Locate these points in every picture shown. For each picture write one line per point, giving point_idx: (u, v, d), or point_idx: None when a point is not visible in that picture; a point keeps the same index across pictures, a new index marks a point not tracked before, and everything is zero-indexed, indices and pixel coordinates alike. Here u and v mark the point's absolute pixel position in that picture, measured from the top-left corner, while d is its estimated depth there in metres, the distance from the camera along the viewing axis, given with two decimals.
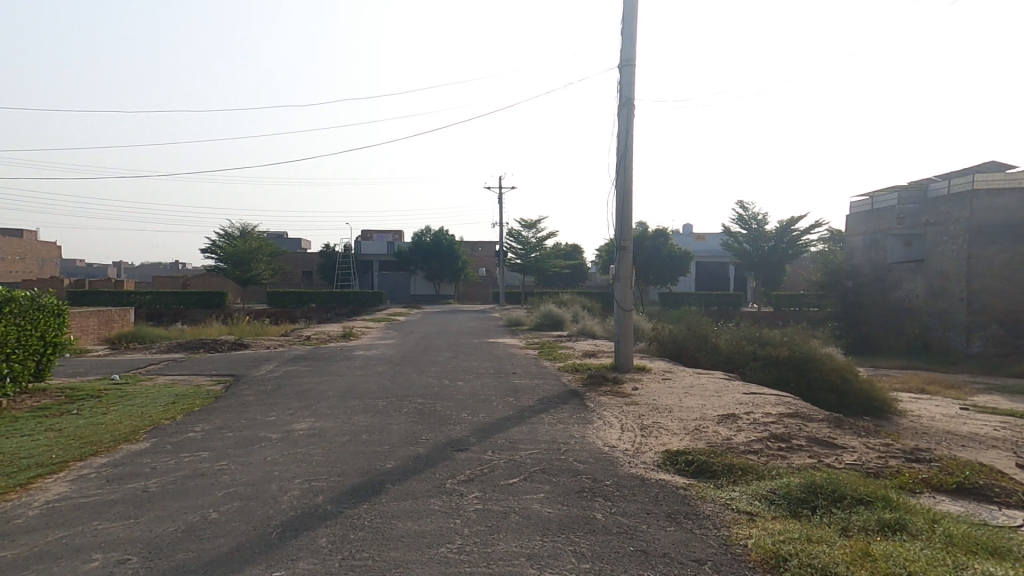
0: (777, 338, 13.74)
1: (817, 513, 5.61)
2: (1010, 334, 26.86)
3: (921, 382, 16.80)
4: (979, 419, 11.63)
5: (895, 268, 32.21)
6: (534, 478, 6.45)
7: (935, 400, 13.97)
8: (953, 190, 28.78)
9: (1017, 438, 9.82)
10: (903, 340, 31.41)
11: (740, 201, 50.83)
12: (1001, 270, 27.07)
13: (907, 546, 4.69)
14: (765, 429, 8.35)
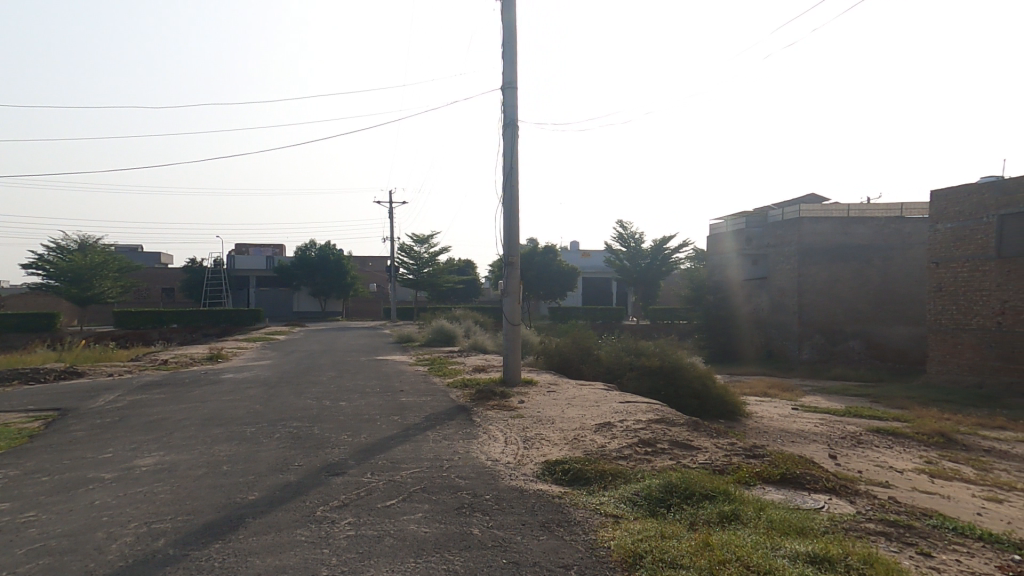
0: (651, 349, 14.94)
1: (671, 511, 6.21)
2: (829, 342, 31.58)
3: (765, 387, 19.18)
4: (807, 417, 13.55)
5: (745, 284, 36.49)
6: (413, 498, 6.40)
7: (775, 401, 16.04)
8: (787, 217, 33.41)
9: (831, 431, 11.59)
10: (754, 348, 35.45)
11: (619, 220, 54.58)
12: (824, 287, 31.76)
13: (738, 533, 5.35)
14: (634, 434, 9.03)
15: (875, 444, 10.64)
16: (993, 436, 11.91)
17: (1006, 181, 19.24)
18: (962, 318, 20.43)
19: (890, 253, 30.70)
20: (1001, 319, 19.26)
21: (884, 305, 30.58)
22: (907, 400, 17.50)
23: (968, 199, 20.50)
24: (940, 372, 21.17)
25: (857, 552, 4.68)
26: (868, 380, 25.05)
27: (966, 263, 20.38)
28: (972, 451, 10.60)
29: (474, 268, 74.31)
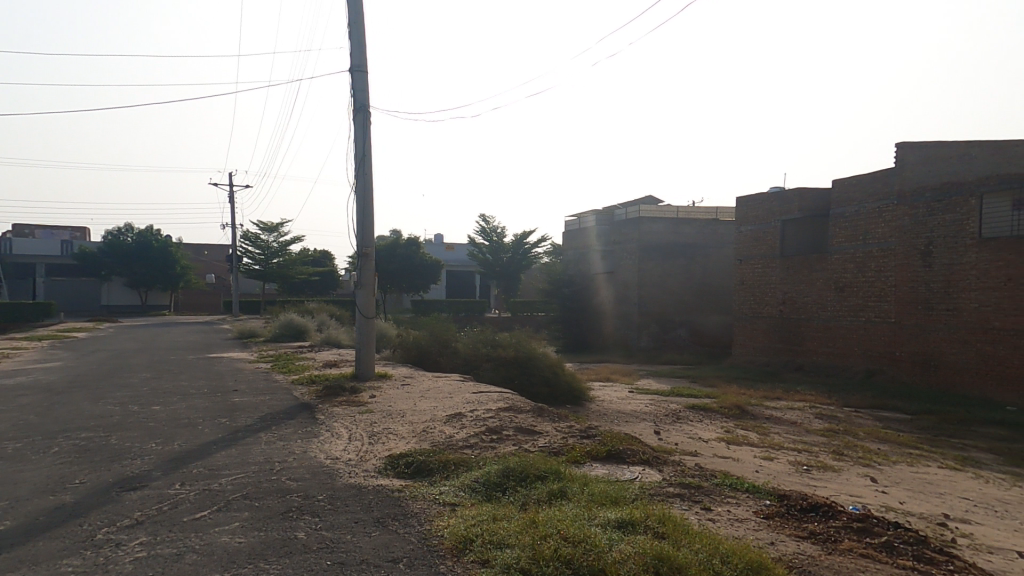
0: (507, 340, 15.51)
1: (506, 493, 6.42)
2: (662, 330, 35.17)
3: (608, 372, 20.92)
4: (640, 398, 15.03)
5: (596, 277, 39.47)
6: (231, 506, 5.80)
7: (615, 386, 17.56)
8: (629, 216, 36.65)
9: (656, 410, 13.00)
10: (602, 337, 38.44)
11: (482, 214, 55.68)
12: (659, 281, 35.38)
13: (561, 508, 5.68)
14: (482, 423, 9.20)
15: (690, 419, 12.14)
16: (774, 405, 14.30)
17: (786, 193, 22.79)
18: (757, 308, 24.07)
19: (709, 251, 35.55)
20: (782, 308, 22.85)
21: (704, 296, 35.34)
22: (717, 379, 20.27)
23: (761, 206, 24.04)
24: (742, 354, 24.80)
25: (655, 513, 5.30)
26: (692, 363, 28.51)
27: (760, 261, 24.02)
28: (759, 419, 12.56)
29: (332, 259, 70.69)
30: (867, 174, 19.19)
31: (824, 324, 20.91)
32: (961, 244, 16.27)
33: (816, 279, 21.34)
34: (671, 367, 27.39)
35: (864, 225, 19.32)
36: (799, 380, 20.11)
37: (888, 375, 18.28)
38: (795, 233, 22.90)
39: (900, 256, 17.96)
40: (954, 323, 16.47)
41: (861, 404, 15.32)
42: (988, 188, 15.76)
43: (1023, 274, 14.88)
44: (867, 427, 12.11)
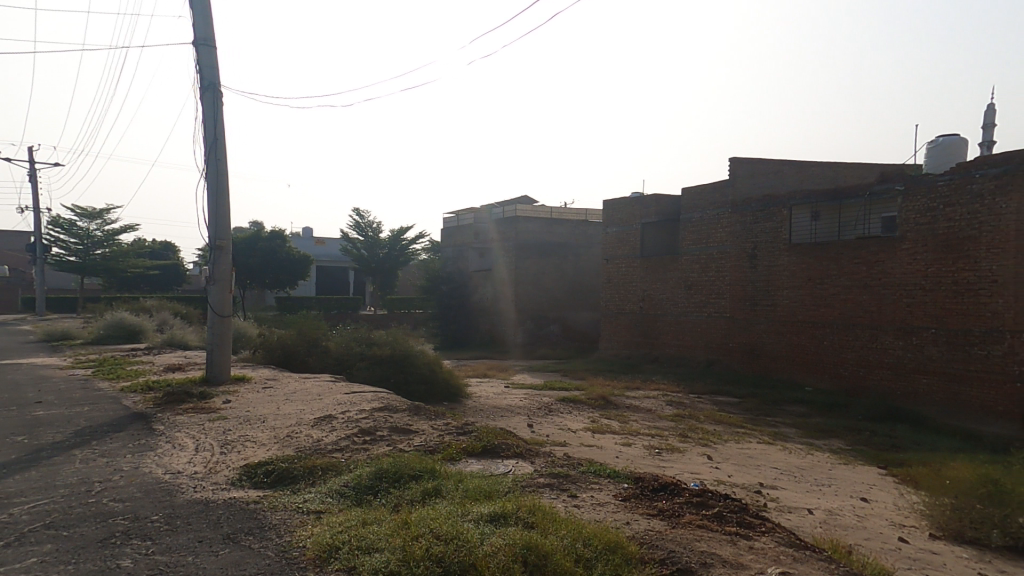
0: (383, 338, 15.11)
1: (378, 496, 6.19)
2: (537, 326, 36.38)
3: (484, 368, 21.30)
4: (514, 393, 15.50)
5: (474, 275, 40.03)
6: (26, 540, 4.89)
7: (491, 382, 17.89)
8: (506, 216, 37.74)
9: (529, 403, 13.51)
10: (479, 334, 38.83)
11: (356, 208, 53.17)
12: (534, 278, 36.80)
13: (434, 507, 5.59)
14: (354, 425, 8.77)
15: (560, 411, 12.80)
16: (633, 395, 15.61)
17: (644, 198, 25.00)
18: (620, 305, 26.17)
19: (579, 251, 37.63)
20: (641, 304, 25.07)
21: (575, 293, 37.15)
22: (584, 371, 21.64)
23: (624, 209, 26.14)
24: (608, 348, 26.75)
25: (526, 504, 5.47)
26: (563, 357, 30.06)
27: (623, 261, 26.14)
28: (620, 408, 13.66)
29: (178, 252, 62.83)
30: (710, 184, 21.74)
31: (675, 319, 23.34)
32: (777, 248, 19.08)
33: (669, 278, 23.76)
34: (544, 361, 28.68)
35: (706, 230, 21.91)
36: (654, 370, 22.21)
37: (724, 364, 20.92)
38: (652, 235, 25.26)
39: (734, 258, 20.67)
40: (771, 317, 19.25)
41: (702, 390, 17.40)
42: (794, 201, 18.45)
43: (818, 275, 17.64)
44: (707, 411, 13.75)
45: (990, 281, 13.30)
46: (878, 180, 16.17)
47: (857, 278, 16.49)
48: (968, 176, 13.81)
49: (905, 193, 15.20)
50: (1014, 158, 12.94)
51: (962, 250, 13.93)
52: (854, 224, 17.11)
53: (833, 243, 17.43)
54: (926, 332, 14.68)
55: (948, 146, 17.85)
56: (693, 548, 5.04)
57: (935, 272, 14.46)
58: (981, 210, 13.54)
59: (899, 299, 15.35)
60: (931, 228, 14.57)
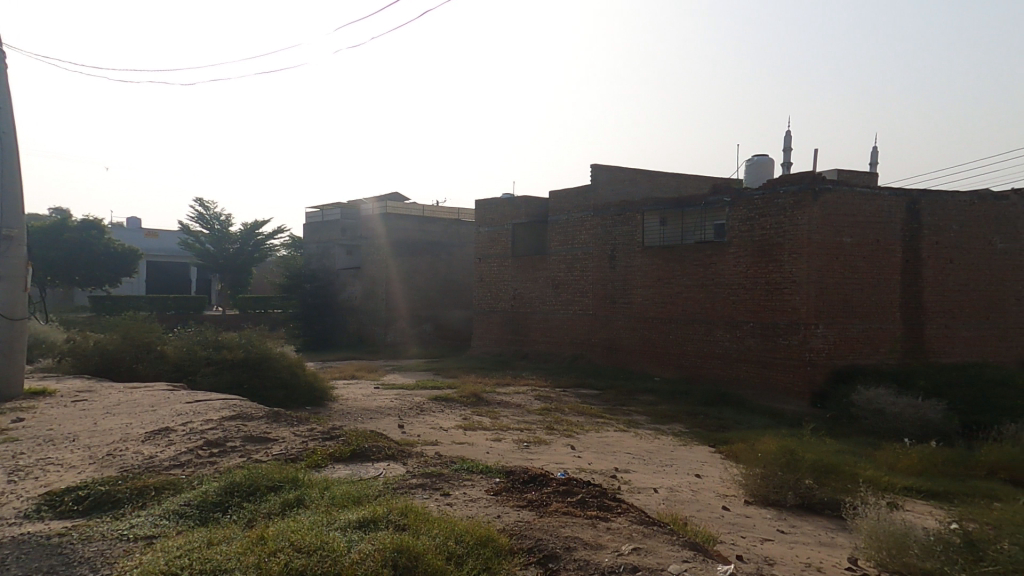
0: (233, 341, 13.75)
1: (227, 513, 5.60)
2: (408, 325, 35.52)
3: (352, 369, 20.40)
4: (385, 394, 15.05)
5: (341, 273, 38.17)
6: None
7: (360, 384, 17.16)
8: (375, 212, 36.70)
9: (400, 404, 13.21)
10: (347, 335, 37.25)
11: (198, 198, 47.18)
12: (406, 276, 35.82)
13: (295, 519, 5.23)
14: (198, 437, 7.84)
15: (433, 410, 12.75)
16: (504, 391, 16.08)
17: (514, 199, 25.79)
18: (492, 302, 26.86)
19: (452, 250, 37.58)
20: (512, 303, 25.93)
21: (447, 291, 36.90)
22: (457, 369, 21.78)
23: (495, 210, 26.77)
24: (481, 346, 27.24)
25: (397, 507, 5.38)
26: (435, 356, 30.01)
27: (495, 259, 26.78)
28: (491, 404, 14.00)
29: None
30: (573, 189, 23.18)
31: (543, 316, 24.54)
32: (632, 250, 20.99)
33: (537, 277, 24.88)
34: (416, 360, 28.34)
35: (571, 231, 23.33)
36: (524, 366, 23.14)
37: (586, 358, 22.52)
38: (522, 236, 26.17)
39: (596, 258, 22.32)
40: (627, 313, 21.16)
41: (567, 383, 18.57)
42: (647, 208, 20.44)
43: (665, 275, 19.78)
44: (571, 403, 14.70)
45: (790, 281, 16.01)
46: (711, 191, 18.51)
47: (696, 278, 18.80)
48: (776, 192, 16.46)
49: (731, 204, 17.70)
50: (805, 178, 15.79)
51: (772, 254, 16.57)
52: (694, 229, 19.22)
53: (678, 246, 19.50)
54: (746, 325, 17.24)
55: (760, 165, 21.16)
56: (559, 534, 5.39)
57: (753, 273, 17.04)
58: (785, 221, 16.22)
59: (727, 297, 17.81)
60: (750, 235, 17.14)
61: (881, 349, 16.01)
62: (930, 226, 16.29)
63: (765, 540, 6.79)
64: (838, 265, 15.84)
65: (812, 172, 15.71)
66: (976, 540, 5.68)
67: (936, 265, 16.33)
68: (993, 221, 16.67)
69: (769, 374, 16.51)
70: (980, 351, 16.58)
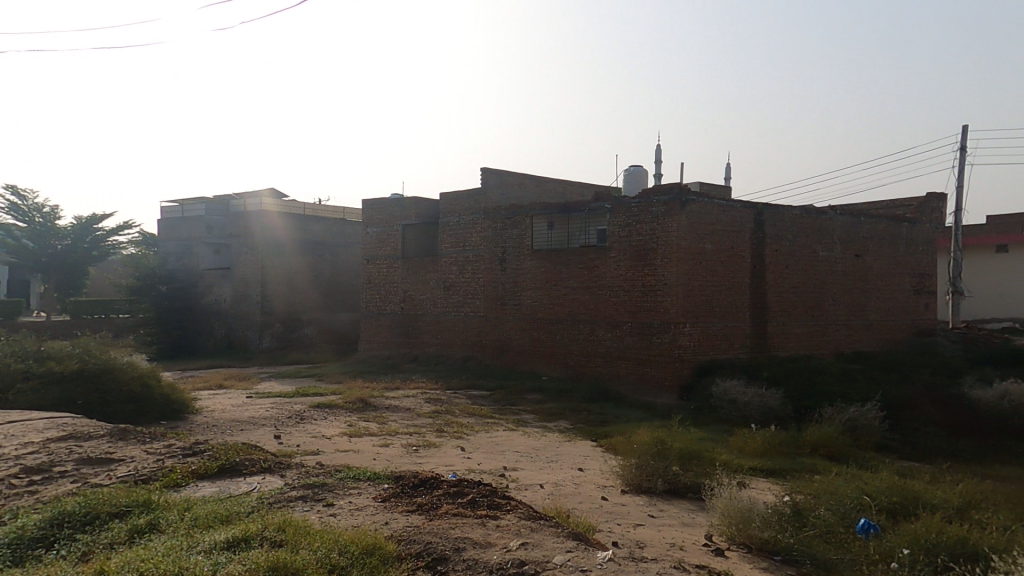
0: (66, 351, 11.98)
1: (56, 548, 4.83)
2: (287, 329, 33.07)
3: (219, 378, 18.56)
4: (258, 403, 13.91)
5: (206, 274, 34.75)
6: None
7: (228, 393, 15.67)
8: (248, 209, 33.97)
9: (277, 413, 12.30)
10: (214, 341, 34.01)
11: (12, 187, 40.29)
12: (283, 277, 33.43)
13: (146, 547, 4.66)
14: (15, 463, 6.67)
15: (314, 418, 12.06)
16: (393, 395, 15.69)
17: (403, 199, 25.25)
18: (380, 304, 26.16)
19: (336, 250, 35.61)
20: (402, 305, 25.41)
21: (331, 294, 35.04)
22: (342, 375, 20.80)
23: (384, 210, 26.03)
24: (369, 350, 26.33)
25: (273, 522, 5.04)
26: (317, 362, 28.38)
27: (384, 261, 26.07)
28: (379, 409, 13.57)
29: None
30: (464, 191, 23.31)
31: (434, 318, 24.33)
32: (522, 253, 21.58)
33: (428, 279, 24.60)
34: (295, 367, 26.57)
35: (462, 234, 23.42)
36: (414, 370, 22.75)
37: (477, 360, 22.72)
38: (412, 237, 25.71)
39: (486, 260, 22.62)
40: (517, 315, 21.71)
41: (457, 385, 18.58)
42: (535, 212, 21.13)
43: (552, 277, 20.62)
44: (461, 404, 14.72)
45: (663, 284, 17.52)
46: (594, 198, 19.66)
47: (580, 280, 19.83)
48: (650, 201, 17.91)
49: (612, 211, 18.93)
50: (674, 189, 17.39)
51: (647, 258, 17.99)
52: (579, 233, 20.26)
53: (564, 249, 20.42)
54: (625, 325, 18.53)
55: (636, 175, 22.92)
56: (448, 536, 5.40)
57: (631, 276, 18.37)
58: (658, 228, 17.69)
59: (608, 298, 19.01)
60: (628, 240, 18.46)
61: (735, 345, 18.13)
62: (773, 236, 18.81)
63: (637, 525, 7.40)
64: (701, 270, 17.67)
65: (679, 183, 17.35)
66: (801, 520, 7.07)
67: (776, 270, 18.88)
68: (818, 234, 19.67)
69: (644, 370, 17.91)
70: (809, 345, 19.48)
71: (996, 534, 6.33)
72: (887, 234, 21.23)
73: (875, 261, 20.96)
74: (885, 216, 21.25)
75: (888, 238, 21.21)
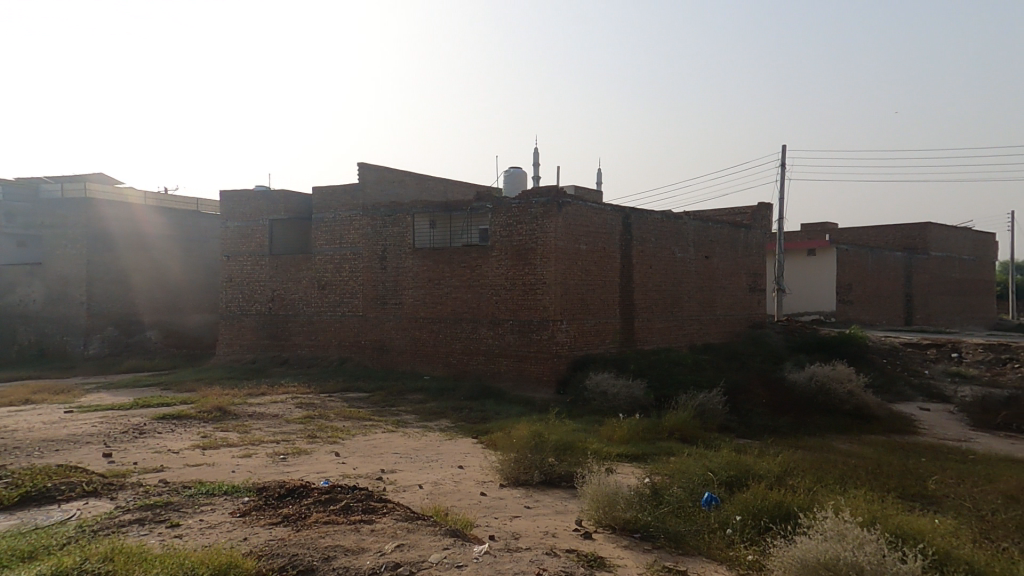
0: None
1: None
2: (123, 334, 29.17)
3: (29, 393, 15.67)
4: (82, 419, 12.02)
5: (8, 270, 29.72)
6: None
7: (41, 409, 13.31)
8: (67, 195, 28.86)
9: (110, 429, 10.76)
10: (20, 349, 28.95)
11: None
12: (117, 276, 29.23)
13: None
14: None
15: (157, 431, 10.75)
16: (256, 402, 14.49)
17: (271, 192, 23.43)
18: (243, 305, 24.13)
19: (187, 245, 31.90)
20: (270, 305, 23.62)
21: (182, 293, 31.37)
22: (197, 383, 18.78)
23: (247, 203, 23.96)
24: (230, 354, 24.15)
25: (96, 553, 4.48)
26: (162, 369, 25.30)
27: (249, 257, 24.02)
28: (239, 417, 12.49)
29: None
30: (339, 186, 22.26)
31: (307, 319, 22.97)
32: (402, 251, 21.15)
33: (300, 278, 23.14)
34: (136, 375, 23.42)
35: (338, 230, 22.38)
36: (284, 374, 21.27)
37: (355, 361, 21.87)
38: (280, 232, 23.97)
39: (365, 258, 21.82)
40: (398, 314, 21.25)
41: (331, 388, 17.70)
42: (416, 210, 20.81)
43: (435, 276, 20.49)
44: (335, 408, 14.04)
45: (541, 283, 18.25)
46: (476, 198, 19.91)
47: (462, 279, 19.95)
48: (529, 202, 18.56)
49: (493, 211, 19.32)
50: (551, 192, 18.21)
51: (526, 258, 18.61)
52: (461, 232, 20.38)
53: (446, 248, 20.40)
54: (506, 323, 18.98)
55: (516, 177, 23.62)
56: (316, 545, 5.15)
57: (512, 275, 18.88)
58: (537, 228, 18.39)
59: (490, 297, 19.37)
60: (509, 240, 18.95)
61: (606, 340, 19.48)
62: (639, 238, 20.52)
63: (514, 517, 7.67)
64: (577, 269, 18.72)
65: (556, 187, 18.22)
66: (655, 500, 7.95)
67: (642, 270, 20.63)
68: (676, 238, 21.85)
69: (524, 367, 18.55)
70: (669, 338, 21.57)
71: (804, 495, 7.55)
72: (730, 239, 24.22)
73: (721, 263, 23.79)
74: (729, 223, 24.21)
75: (732, 243, 24.21)
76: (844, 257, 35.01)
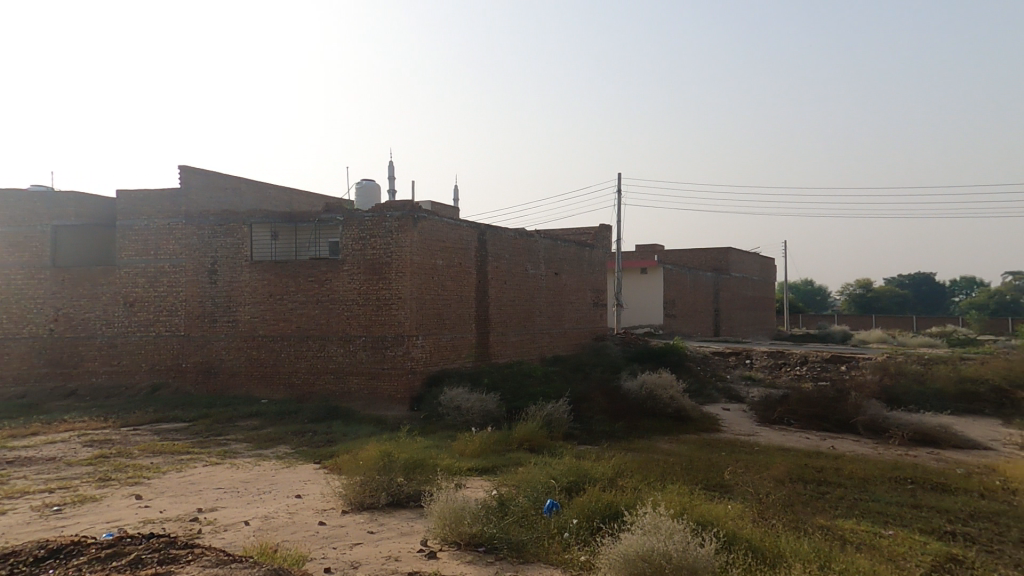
0: None
1: None
2: None
3: None
4: None
5: None
6: None
7: None
8: None
9: None
10: None
11: None
12: None
13: None
14: None
15: None
16: (23, 445, 12.05)
17: (55, 195, 20.11)
18: (13, 327, 20.26)
19: None
20: (52, 326, 20.13)
21: None
22: None
23: (18, 205, 20.27)
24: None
25: None
26: None
27: (19, 270, 20.31)
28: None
29: None
30: (153, 191, 19.78)
31: (108, 341, 19.88)
32: (238, 264, 19.31)
33: (100, 294, 20.01)
34: None
35: (155, 240, 19.77)
36: (76, 408, 18.07)
37: (173, 387, 19.41)
38: (66, 242, 20.56)
39: (190, 271, 19.51)
40: (232, 333, 19.30)
41: (138, 421, 15.43)
42: (255, 220, 19.21)
43: (277, 291, 19.01)
44: (141, 443, 12.21)
45: (396, 298, 17.88)
46: (325, 210, 18.98)
47: (309, 294, 18.78)
48: (383, 215, 18.15)
49: (344, 223, 18.56)
50: (406, 206, 18.01)
51: (380, 272, 18.11)
52: (307, 245, 19.22)
53: (290, 261, 19.07)
54: (358, 340, 18.22)
55: (368, 189, 22.98)
56: None
57: (364, 290, 18.22)
58: (390, 242, 18.02)
59: (339, 313, 18.47)
60: (362, 254, 18.30)
61: (462, 354, 19.66)
62: (493, 255, 21.13)
63: (354, 544, 7.28)
64: (433, 284, 18.69)
65: (411, 201, 18.06)
66: (506, 515, 7.93)
67: (496, 285, 21.25)
68: (528, 255, 22.89)
69: (375, 385, 17.94)
70: (521, 351, 22.44)
71: (629, 494, 8.25)
72: (577, 257, 26.02)
73: (569, 279, 25.42)
74: (575, 242, 25.98)
75: (577, 261, 26.02)
76: (673, 275, 39.53)
